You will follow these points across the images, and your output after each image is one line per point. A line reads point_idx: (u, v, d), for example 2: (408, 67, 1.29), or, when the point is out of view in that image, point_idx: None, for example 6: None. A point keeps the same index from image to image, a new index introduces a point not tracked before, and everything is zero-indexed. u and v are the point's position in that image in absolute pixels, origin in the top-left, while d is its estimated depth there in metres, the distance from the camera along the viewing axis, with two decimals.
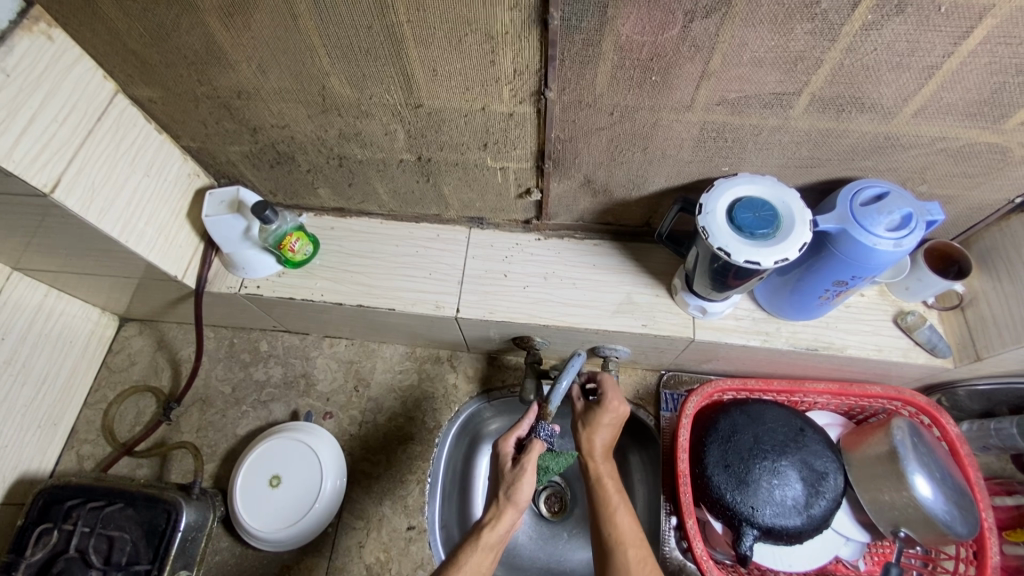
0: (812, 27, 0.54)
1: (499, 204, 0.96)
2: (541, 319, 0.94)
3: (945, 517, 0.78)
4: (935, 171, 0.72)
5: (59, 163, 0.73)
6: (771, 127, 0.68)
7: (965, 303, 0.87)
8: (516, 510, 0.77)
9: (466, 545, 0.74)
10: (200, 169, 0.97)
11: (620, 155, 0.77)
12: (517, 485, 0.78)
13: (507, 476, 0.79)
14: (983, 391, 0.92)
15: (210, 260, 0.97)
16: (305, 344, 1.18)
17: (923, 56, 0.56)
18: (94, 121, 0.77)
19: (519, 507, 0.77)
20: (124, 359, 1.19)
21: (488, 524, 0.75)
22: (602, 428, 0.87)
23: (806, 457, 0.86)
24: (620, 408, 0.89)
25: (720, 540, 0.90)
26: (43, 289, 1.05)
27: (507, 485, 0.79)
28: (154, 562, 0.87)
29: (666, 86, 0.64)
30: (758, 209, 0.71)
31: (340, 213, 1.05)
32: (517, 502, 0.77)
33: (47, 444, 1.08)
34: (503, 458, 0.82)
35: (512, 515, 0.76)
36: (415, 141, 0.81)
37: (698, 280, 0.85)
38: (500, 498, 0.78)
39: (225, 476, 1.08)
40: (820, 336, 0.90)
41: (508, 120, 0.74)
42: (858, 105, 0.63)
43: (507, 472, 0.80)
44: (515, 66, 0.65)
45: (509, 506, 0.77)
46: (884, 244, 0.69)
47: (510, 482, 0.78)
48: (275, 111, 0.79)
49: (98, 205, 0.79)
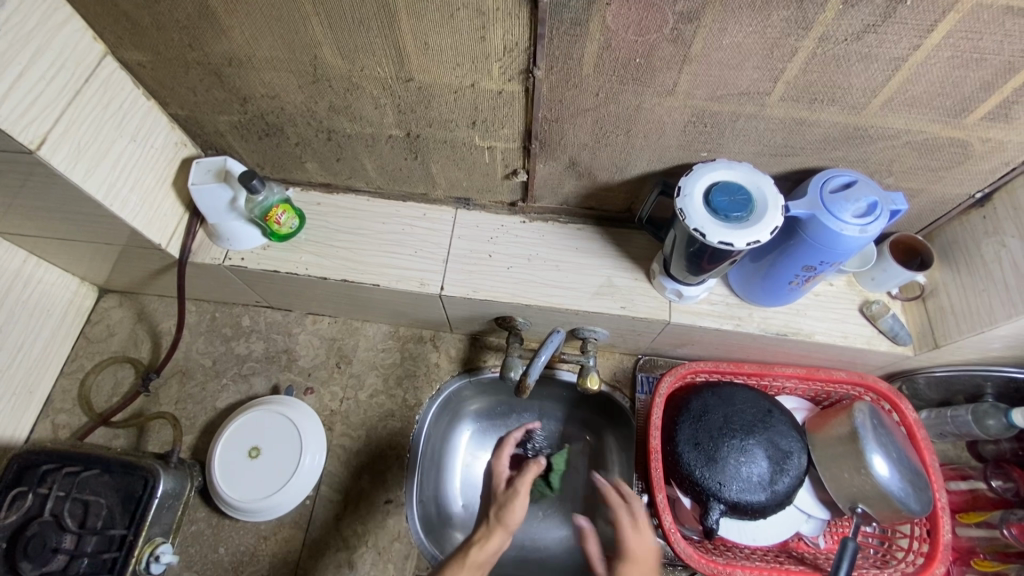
0: (788, 15, 0.57)
1: (485, 184, 0.97)
2: (523, 299, 0.96)
3: (900, 494, 0.82)
4: (901, 164, 0.76)
5: (46, 121, 0.73)
6: (748, 114, 0.71)
7: (926, 293, 0.92)
8: (505, 532, 0.77)
9: (452, 561, 0.72)
10: (188, 139, 0.97)
11: (604, 138, 0.79)
12: (510, 507, 0.79)
13: (501, 505, 0.80)
14: (941, 379, 0.97)
15: (194, 230, 0.98)
16: (287, 321, 1.18)
17: (890, 48, 0.59)
18: (82, 82, 0.77)
19: (512, 520, 0.78)
20: (102, 330, 1.18)
21: (477, 545, 0.74)
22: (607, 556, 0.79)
23: (773, 436, 0.90)
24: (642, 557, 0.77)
25: (688, 516, 0.94)
26: (22, 255, 1.04)
27: (503, 507, 0.80)
28: (130, 528, 0.88)
29: (649, 69, 0.66)
30: (734, 193, 0.73)
31: (327, 188, 1.06)
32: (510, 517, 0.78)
33: (22, 411, 1.07)
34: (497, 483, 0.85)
35: (500, 529, 0.77)
36: (405, 117, 0.83)
37: (676, 263, 0.88)
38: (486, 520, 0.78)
39: (204, 448, 1.08)
40: (790, 322, 0.94)
41: (497, 98, 0.76)
42: (829, 95, 0.66)
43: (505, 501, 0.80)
44: (505, 43, 0.67)
45: (497, 527, 0.77)
46: (850, 230, 0.72)
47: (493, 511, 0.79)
48: (266, 80, 0.79)
49: (83, 166, 0.79)
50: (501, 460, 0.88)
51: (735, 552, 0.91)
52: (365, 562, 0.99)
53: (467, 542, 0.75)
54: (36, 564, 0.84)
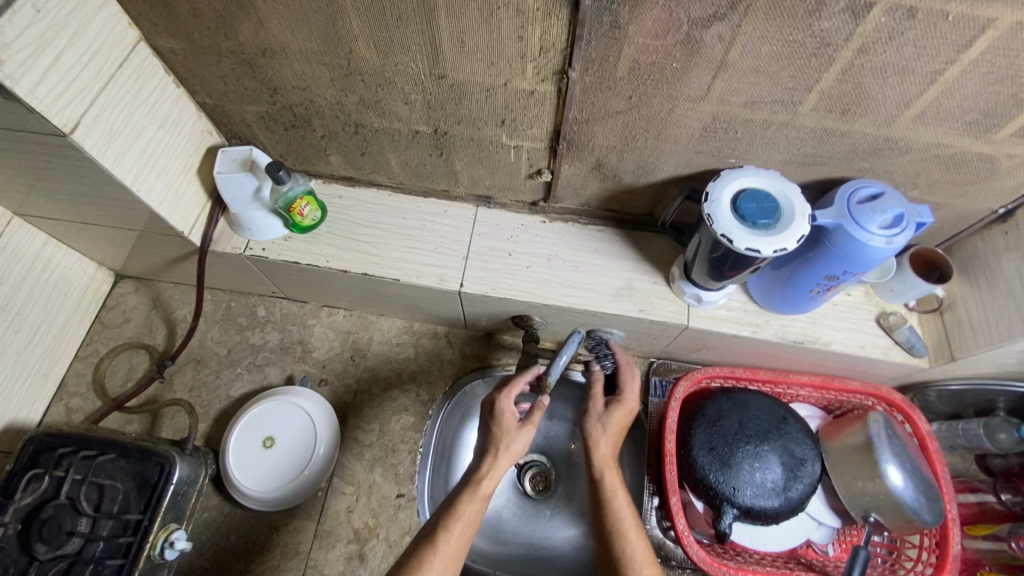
0: (828, 25, 0.57)
1: (508, 183, 0.98)
2: (542, 299, 0.97)
3: (914, 505, 0.82)
4: (926, 177, 0.77)
5: (80, 105, 0.73)
6: (779, 122, 0.71)
7: (944, 306, 0.92)
8: (510, 459, 0.78)
9: (457, 499, 0.74)
10: (213, 127, 0.97)
11: (633, 141, 0.80)
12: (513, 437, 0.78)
13: (503, 438, 0.78)
14: (954, 392, 0.97)
15: (216, 219, 0.98)
16: (303, 312, 1.19)
17: (928, 62, 0.60)
18: (116, 67, 0.77)
19: (518, 447, 0.78)
20: (118, 316, 1.18)
21: (482, 480, 0.75)
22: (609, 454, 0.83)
23: (787, 443, 0.91)
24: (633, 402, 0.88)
25: (700, 520, 0.94)
26: (42, 238, 1.04)
27: (506, 433, 0.79)
28: (145, 513, 0.88)
29: (684, 74, 0.67)
30: (762, 201, 0.74)
31: (348, 181, 1.06)
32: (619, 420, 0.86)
33: (36, 394, 1.07)
34: (504, 415, 0.80)
35: (629, 410, 0.87)
36: (434, 113, 0.83)
37: (697, 268, 0.88)
38: (599, 406, 0.87)
39: (217, 436, 1.08)
40: (807, 330, 0.94)
41: (529, 98, 0.76)
42: (862, 107, 0.67)
43: (510, 432, 0.79)
44: (542, 43, 0.67)
45: (504, 452, 0.77)
46: (876, 241, 0.73)
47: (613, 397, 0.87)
48: (298, 72, 0.80)
49: (113, 151, 0.79)
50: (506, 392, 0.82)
51: (746, 556, 0.92)
52: (375, 554, 1.00)
53: (469, 476, 0.76)
54: (51, 546, 0.84)
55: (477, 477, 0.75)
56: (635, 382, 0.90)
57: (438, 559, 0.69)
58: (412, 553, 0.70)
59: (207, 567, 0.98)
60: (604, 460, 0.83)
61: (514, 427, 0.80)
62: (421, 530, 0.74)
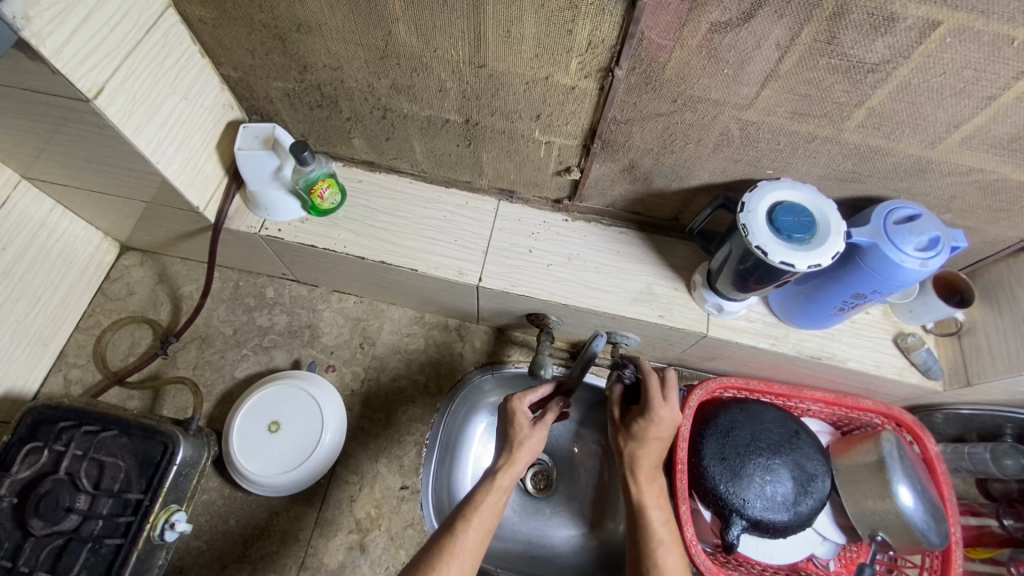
0: (891, 42, 0.56)
1: (534, 178, 0.96)
2: (562, 298, 0.95)
3: (922, 526, 0.83)
4: (961, 202, 0.76)
5: (104, 70, 0.70)
6: (823, 137, 0.70)
7: (962, 331, 0.92)
8: (526, 454, 0.77)
9: (475, 493, 0.73)
10: (235, 101, 0.94)
11: (671, 145, 0.78)
12: (528, 433, 0.78)
13: (519, 436, 0.78)
14: (962, 416, 0.98)
15: (232, 195, 0.95)
16: (312, 296, 1.17)
17: (985, 86, 0.59)
18: (143, 32, 0.74)
19: (532, 448, 0.78)
20: (122, 288, 1.15)
21: (499, 473, 0.75)
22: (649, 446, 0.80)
23: (798, 458, 0.91)
24: (665, 416, 0.81)
25: (706, 529, 0.94)
26: (49, 204, 1.01)
27: (520, 433, 0.79)
28: (146, 493, 0.86)
29: (734, 81, 0.65)
30: (799, 215, 0.73)
31: (369, 166, 1.04)
32: (671, 419, 0.81)
33: (34, 363, 1.04)
34: (517, 416, 0.80)
35: (662, 421, 0.81)
36: (468, 103, 0.81)
37: (722, 278, 0.87)
38: (654, 408, 0.81)
39: (219, 417, 1.06)
40: (825, 346, 0.94)
41: (569, 94, 0.74)
42: (911, 126, 0.66)
43: (524, 429, 0.79)
44: (591, 39, 0.65)
45: (521, 450, 0.77)
46: (911, 263, 0.72)
47: (651, 403, 0.81)
48: (332, 51, 0.77)
49: (134, 120, 0.76)
50: (521, 396, 0.82)
51: (749, 567, 0.93)
52: (376, 545, 0.99)
53: (486, 472, 0.76)
54: (47, 522, 0.81)
55: (494, 472, 0.75)
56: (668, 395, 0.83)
57: (460, 550, 0.68)
58: (433, 545, 0.69)
59: (205, 549, 0.97)
60: (642, 466, 0.80)
61: (527, 427, 0.79)
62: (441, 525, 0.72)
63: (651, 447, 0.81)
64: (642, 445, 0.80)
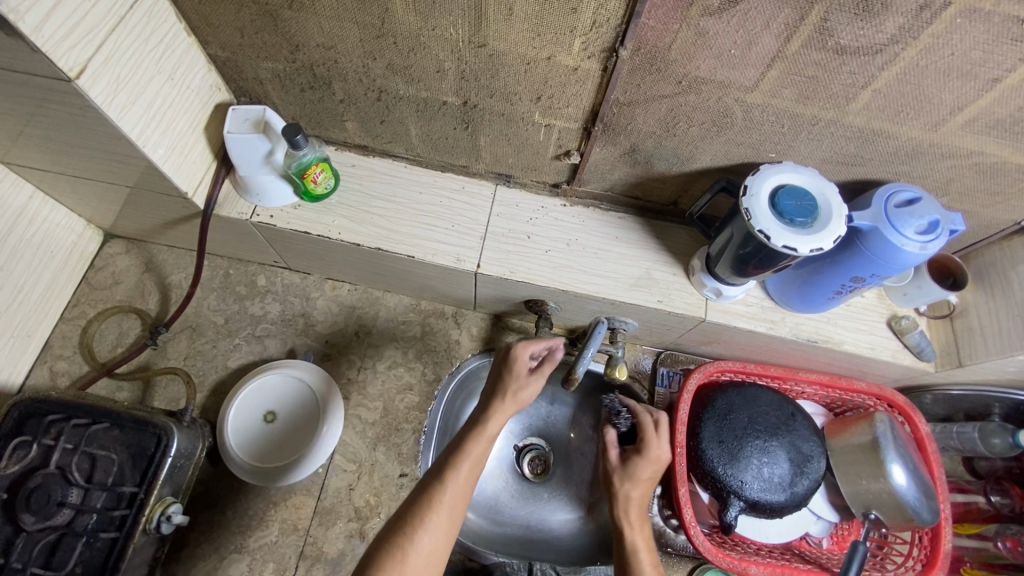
0: (902, 22, 0.56)
1: (532, 163, 0.94)
2: (561, 284, 0.94)
3: (915, 504, 0.85)
4: (960, 184, 0.77)
5: (87, 48, 0.67)
6: (827, 119, 0.70)
7: (954, 313, 0.94)
8: (514, 402, 0.83)
9: (461, 441, 0.78)
10: (222, 83, 0.91)
11: (673, 128, 0.77)
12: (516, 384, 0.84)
13: (513, 384, 0.84)
14: (952, 396, 1.00)
15: (221, 181, 0.92)
16: (305, 284, 1.15)
17: (992, 67, 0.59)
18: (126, 8, 0.71)
19: (524, 395, 0.84)
20: (107, 277, 1.12)
21: (485, 420, 0.79)
22: (641, 480, 0.84)
23: (795, 440, 0.92)
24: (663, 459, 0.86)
25: (704, 510, 0.96)
26: (28, 190, 0.97)
27: (513, 381, 0.84)
28: (141, 486, 0.84)
29: (741, 62, 0.64)
30: (801, 199, 0.73)
31: (362, 150, 1.01)
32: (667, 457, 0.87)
33: (18, 355, 1.01)
34: (515, 365, 0.86)
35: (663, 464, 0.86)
36: (466, 84, 0.79)
37: (722, 263, 0.87)
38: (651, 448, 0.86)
39: (213, 408, 1.04)
40: (820, 329, 0.95)
41: (571, 75, 0.73)
42: (916, 109, 0.65)
43: (518, 379, 0.84)
44: (595, 17, 0.64)
45: (507, 398, 0.82)
46: (911, 246, 0.73)
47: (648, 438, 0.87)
48: (326, 29, 0.74)
49: (119, 101, 0.73)
50: (525, 344, 0.87)
51: (746, 546, 0.94)
52: None
53: (473, 423, 0.80)
54: (39, 517, 0.80)
55: (479, 424, 0.79)
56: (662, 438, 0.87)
57: (450, 499, 0.71)
58: (423, 492, 0.72)
59: (202, 540, 0.95)
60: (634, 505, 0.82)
61: (525, 376, 0.85)
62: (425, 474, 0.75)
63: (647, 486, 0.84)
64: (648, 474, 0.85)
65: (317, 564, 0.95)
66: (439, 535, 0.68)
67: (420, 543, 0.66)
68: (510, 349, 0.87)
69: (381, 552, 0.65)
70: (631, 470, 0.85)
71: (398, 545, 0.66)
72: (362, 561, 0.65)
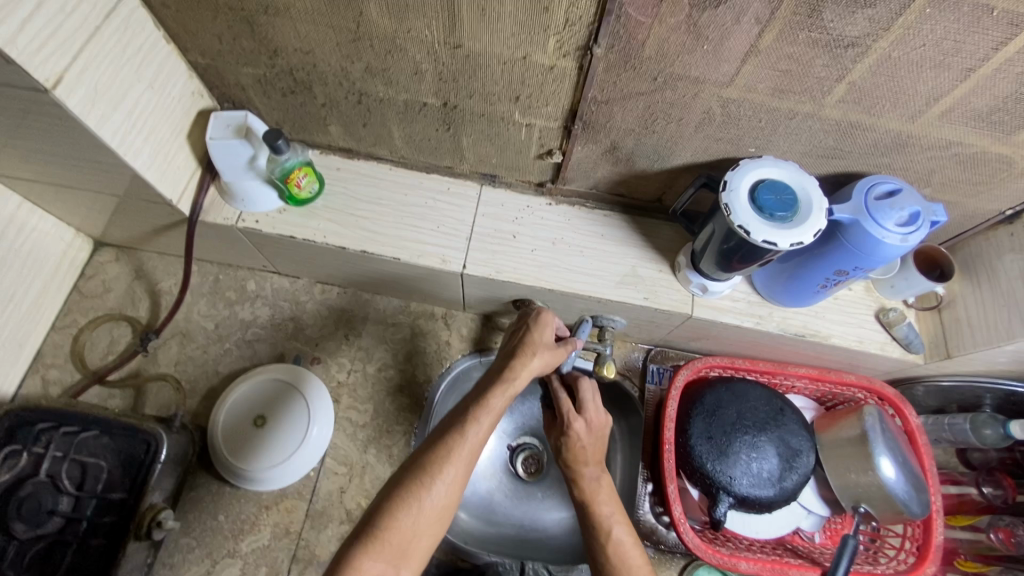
0: (871, 14, 0.56)
1: (516, 162, 0.94)
2: (547, 283, 0.94)
3: (904, 497, 0.85)
4: (942, 175, 0.76)
5: (63, 58, 0.68)
6: (804, 113, 0.70)
7: (942, 304, 0.93)
8: (540, 358, 0.81)
9: (488, 390, 0.76)
10: (204, 89, 0.91)
11: (652, 125, 0.77)
12: (535, 341, 0.83)
13: (535, 340, 0.83)
14: (943, 387, 0.99)
15: (206, 187, 0.93)
16: (295, 288, 1.15)
17: (965, 57, 0.58)
18: (102, 18, 0.72)
19: (552, 356, 0.83)
20: (98, 285, 1.13)
21: (517, 376, 0.78)
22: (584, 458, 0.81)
23: (784, 434, 0.92)
24: (600, 420, 0.83)
25: (694, 506, 0.96)
26: (16, 200, 0.98)
27: (536, 339, 0.83)
28: (131, 492, 0.85)
29: (714, 57, 0.64)
30: (781, 193, 0.73)
31: (347, 153, 1.01)
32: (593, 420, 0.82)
33: (10, 364, 1.02)
34: (537, 325, 0.85)
35: (587, 432, 0.81)
36: (445, 85, 0.79)
37: (706, 259, 0.87)
38: (571, 423, 0.82)
39: (204, 413, 1.05)
40: (808, 323, 0.94)
41: (548, 74, 0.73)
42: (892, 101, 0.65)
43: (541, 337, 0.84)
44: (568, 16, 0.64)
45: (536, 355, 0.81)
46: (892, 238, 0.72)
47: (565, 413, 0.82)
48: (302, 33, 0.75)
49: (98, 109, 0.73)
50: (552, 316, 0.87)
51: (737, 543, 0.94)
52: None
53: (503, 373, 0.78)
54: (30, 525, 0.81)
55: (510, 375, 0.78)
56: (585, 408, 0.83)
57: (466, 450, 0.70)
58: (438, 440, 0.71)
59: (194, 545, 0.96)
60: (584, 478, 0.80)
61: (548, 342, 0.84)
62: (447, 420, 0.75)
63: (583, 457, 0.81)
64: (574, 448, 0.81)
65: (310, 567, 0.96)
66: (454, 489, 0.68)
67: (433, 495, 0.67)
68: (539, 313, 0.87)
69: (393, 500, 0.65)
70: (573, 451, 0.81)
71: (412, 494, 0.66)
72: (375, 504, 0.66)
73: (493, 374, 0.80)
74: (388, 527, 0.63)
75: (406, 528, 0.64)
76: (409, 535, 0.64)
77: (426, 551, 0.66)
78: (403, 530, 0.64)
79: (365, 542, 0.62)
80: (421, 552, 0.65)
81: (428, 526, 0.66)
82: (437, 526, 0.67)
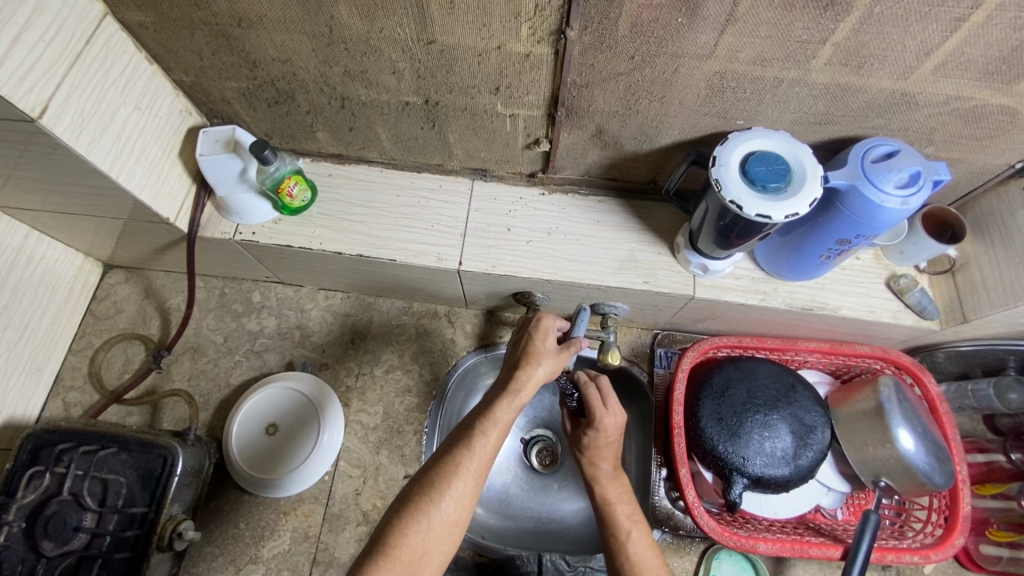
0: None
1: (504, 154, 0.94)
2: (544, 274, 0.94)
3: (925, 468, 0.82)
4: (944, 132, 0.73)
5: (46, 87, 0.69)
6: (790, 79, 0.68)
7: (956, 267, 0.90)
8: (546, 365, 0.80)
9: (494, 402, 0.76)
10: (192, 106, 0.92)
11: (635, 104, 0.76)
12: (540, 349, 0.82)
13: (537, 348, 0.82)
14: (964, 352, 0.96)
15: (202, 204, 0.94)
16: (299, 296, 1.16)
17: (952, 7, 0.56)
18: (82, 44, 0.73)
19: (557, 363, 0.81)
20: (109, 307, 1.15)
21: (521, 388, 0.77)
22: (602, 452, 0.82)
23: (796, 411, 0.90)
24: (612, 422, 0.82)
25: (709, 489, 0.95)
26: (24, 230, 1.01)
27: (540, 346, 0.82)
28: (151, 505, 0.87)
29: (689, 30, 0.62)
30: (772, 163, 0.70)
31: (338, 158, 1.02)
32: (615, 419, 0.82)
33: (32, 389, 1.05)
34: (539, 332, 0.84)
35: (609, 429, 0.81)
36: (424, 82, 0.79)
37: (704, 237, 0.85)
38: (597, 416, 0.81)
39: (219, 425, 1.07)
40: (816, 296, 0.92)
41: (525, 62, 0.72)
42: (879, 59, 0.63)
43: (543, 344, 0.83)
44: (536, 2, 0.63)
45: (542, 364, 0.80)
46: (892, 202, 0.70)
47: (594, 408, 0.82)
48: (278, 43, 0.75)
49: (87, 134, 0.75)
50: (551, 318, 0.86)
51: (755, 523, 0.93)
52: None
53: (509, 385, 0.77)
54: (57, 542, 0.84)
55: (515, 386, 0.77)
56: (607, 406, 0.82)
57: (473, 464, 0.70)
58: (445, 454, 0.71)
59: (218, 554, 0.98)
60: (600, 471, 0.82)
61: (550, 346, 0.83)
62: (455, 433, 0.75)
63: (603, 452, 0.82)
64: (600, 440, 0.82)
65: (330, 569, 0.98)
66: (463, 503, 0.68)
67: (442, 511, 0.67)
68: (539, 318, 0.86)
69: (402, 517, 0.66)
70: (597, 446, 0.82)
71: (421, 509, 0.66)
72: (384, 521, 0.67)
73: (498, 384, 0.79)
74: (398, 544, 0.64)
75: (416, 544, 0.65)
76: (420, 551, 0.65)
77: (438, 564, 0.67)
78: (413, 546, 0.65)
79: (376, 559, 0.63)
80: (434, 565, 0.66)
81: (440, 541, 0.66)
82: (448, 538, 0.67)
